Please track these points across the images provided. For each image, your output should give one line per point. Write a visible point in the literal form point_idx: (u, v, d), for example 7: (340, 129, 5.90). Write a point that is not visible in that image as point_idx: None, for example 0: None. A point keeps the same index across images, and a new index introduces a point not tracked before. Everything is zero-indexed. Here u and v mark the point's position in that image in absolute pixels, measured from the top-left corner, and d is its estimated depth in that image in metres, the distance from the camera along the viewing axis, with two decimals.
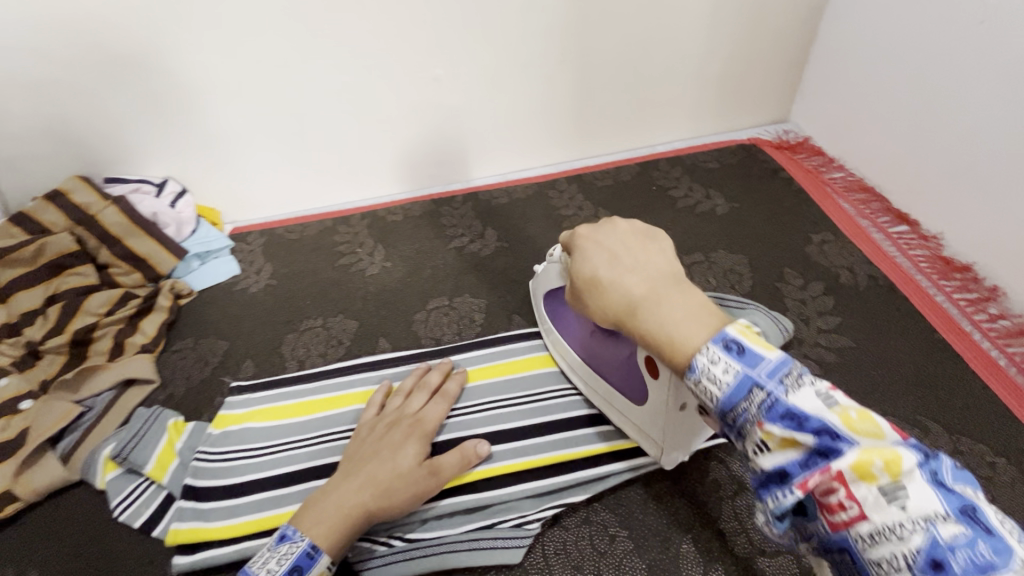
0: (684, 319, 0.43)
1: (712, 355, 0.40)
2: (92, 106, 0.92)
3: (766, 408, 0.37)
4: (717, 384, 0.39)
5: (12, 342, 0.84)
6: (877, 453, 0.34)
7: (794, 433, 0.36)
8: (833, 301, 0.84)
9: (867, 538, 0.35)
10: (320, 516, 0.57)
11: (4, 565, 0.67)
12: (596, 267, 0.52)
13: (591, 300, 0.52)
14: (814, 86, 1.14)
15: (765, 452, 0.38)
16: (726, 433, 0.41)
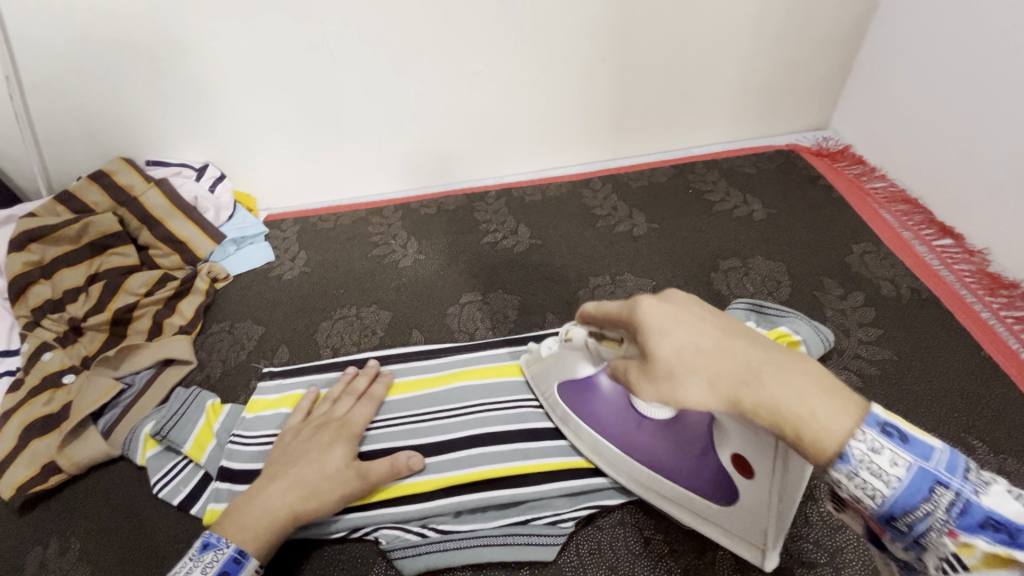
0: (813, 399, 0.35)
1: (871, 444, 0.35)
2: (139, 89, 0.93)
3: (956, 514, 0.34)
4: (891, 484, 0.35)
5: (56, 318, 0.86)
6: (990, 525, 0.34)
7: (1000, 550, 0.33)
8: (874, 313, 0.83)
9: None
10: (249, 522, 0.57)
11: (47, 534, 0.69)
12: (679, 333, 0.40)
13: (692, 385, 0.38)
14: (857, 93, 1.12)
15: (958, 570, 0.35)
16: (890, 533, 0.38)
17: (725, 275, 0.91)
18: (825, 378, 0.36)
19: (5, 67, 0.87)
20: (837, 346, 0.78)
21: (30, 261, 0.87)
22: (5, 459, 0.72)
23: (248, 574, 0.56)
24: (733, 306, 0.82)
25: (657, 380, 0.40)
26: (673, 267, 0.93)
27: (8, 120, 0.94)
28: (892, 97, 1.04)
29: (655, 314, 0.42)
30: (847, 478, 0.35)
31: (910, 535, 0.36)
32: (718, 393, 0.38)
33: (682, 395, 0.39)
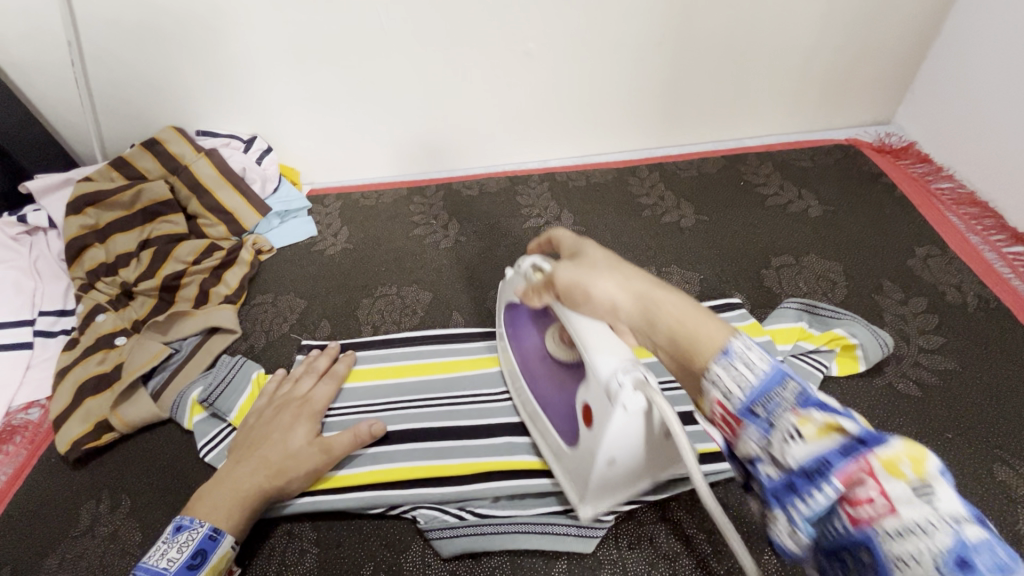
0: (698, 318, 0.40)
1: (745, 342, 0.38)
2: (192, 59, 0.94)
3: (801, 396, 0.34)
4: (753, 369, 0.36)
5: (109, 282, 0.88)
6: (908, 448, 0.30)
7: (836, 417, 0.32)
8: (938, 320, 0.79)
9: (886, 531, 0.28)
10: (224, 504, 0.59)
11: (100, 489, 0.71)
12: (613, 253, 0.49)
13: (610, 274, 0.47)
14: (928, 86, 1.06)
15: (798, 440, 0.33)
16: (743, 435, 0.36)
17: (777, 272, 0.87)
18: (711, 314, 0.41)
19: (66, 32, 0.89)
20: (896, 353, 0.75)
21: (86, 226, 0.89)
22: (61, 415, 0.75)
23: (225, 553, 0.57)
24: (785, 305, 0.79)
25: (583, 265, 0.49)
26: (722, 262, 0.90)
27: (68, 84, 0.96)
28: (968, 92, 0.97)
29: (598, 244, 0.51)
30: (725, 370, 0.37)
31: (763, 419, 0.35)
32: (630, 288, 0.45)
33: (598, 279, 0.46)
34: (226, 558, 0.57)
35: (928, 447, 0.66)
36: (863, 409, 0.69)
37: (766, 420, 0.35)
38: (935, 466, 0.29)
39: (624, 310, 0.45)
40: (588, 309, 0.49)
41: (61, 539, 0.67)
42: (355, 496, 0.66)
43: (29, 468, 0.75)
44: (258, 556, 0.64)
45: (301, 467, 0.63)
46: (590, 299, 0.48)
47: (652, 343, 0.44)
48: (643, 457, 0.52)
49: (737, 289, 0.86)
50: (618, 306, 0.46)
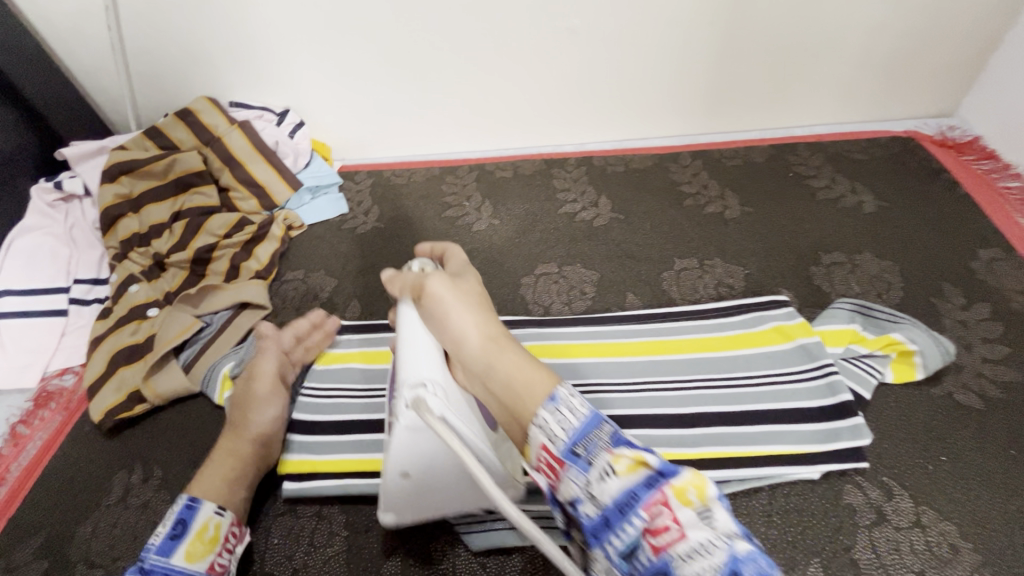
0: (518, 375, 0.48)
1: (570, 390, 0.46)
2: (226, 27, 0.91)
3: (612, 437, 0.43)
4: (573, 414, 0.44)
5: (142, 252, 0.88)
6: (693, 480, 0.38)
7: (640, 453, 0.40)
8: (1002, 329, 0.74)
9: (678, 555, 0.36)
10: (206, 478, 0.61)
11: (132, 459, 0.72)
12: (484, 297, 0.56)
13: (473, 311, 0.52)
14: (1001, 76, 0.98)
15: (612, 476, 0.40)
16: (568, 474, 0.43)
17: (827, 270, 0.83)
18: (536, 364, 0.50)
19: None
20: (956, 361, 0.70)
21: (120, 194, 0.89)
22: (95, 383, 0.75)
23: (207, 519, 0.57)
24: (836, 305, 0.75)
25: (456, 291, 0.53)
26: (768, 257, 0.86)
27: (105, 51, 0.95)
28: None
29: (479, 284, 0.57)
30: (552, 415, 0.45)
31: (582, 459, 0.42)
32: (483, 330, 0.52)
33: (458, 309, 0.52)
34: (212, 523, 0.57)
35: (989, 463, 0.62)
36: (920, 420, 0.65)
37: (584, 460, 0.42)
38: (713, 491, 0.39)
39: (470, 342, 0.51)
40: (435, 325, 0.52)
41: (93, 507, 0.68)
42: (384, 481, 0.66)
43: (63, 434, 0.75)
44: (286, 536, 0.64)
45: (258, 398, 0.66)
46: (447, 321, 0.52)
47: (489, 381, 0.50)
48: (435, 477, 0.53)
49: (784, 286, 0.82)
50: (465, 340, 0.51)
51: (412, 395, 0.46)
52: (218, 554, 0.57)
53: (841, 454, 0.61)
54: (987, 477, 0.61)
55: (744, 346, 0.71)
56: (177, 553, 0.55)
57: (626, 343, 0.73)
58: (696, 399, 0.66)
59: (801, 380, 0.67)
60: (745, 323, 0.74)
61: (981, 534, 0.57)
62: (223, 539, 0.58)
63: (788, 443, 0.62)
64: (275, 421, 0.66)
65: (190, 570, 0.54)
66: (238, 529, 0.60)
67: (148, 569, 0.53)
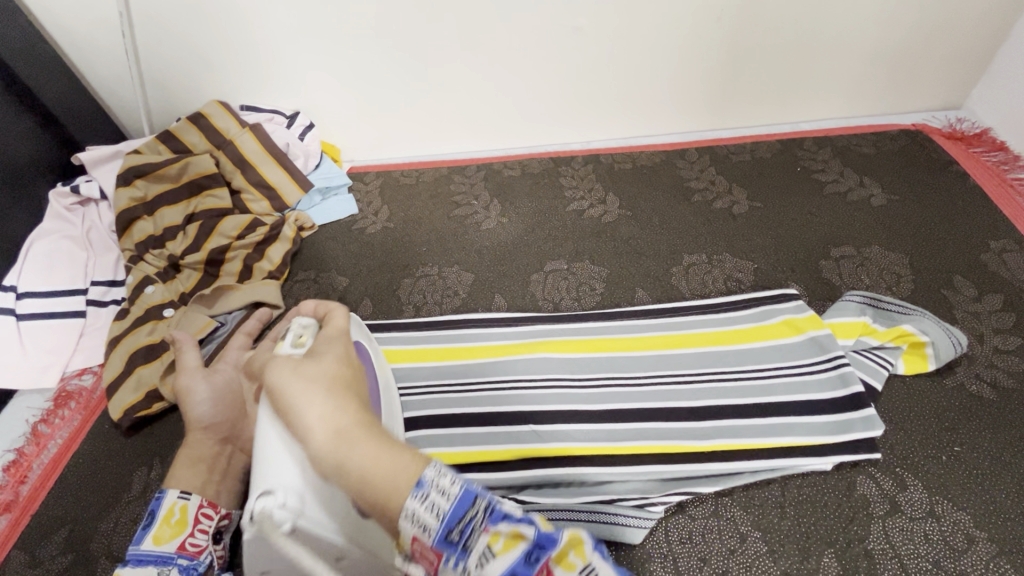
0: (376, 472, 0.37)
1: (439, 467, 0.38)
2: (237, 32, 0.93)
3: (490, 512, 0.37)
4: (446, 496, 0.36)
5: (157, 254, 0.89)
6: (569, 540, 0.37)
7: (517, 524, 0.36)
8: (1014, 319, 0.73)
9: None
10: (181, 473, 0.62)
11: (149, 456, 0.73)
12: (341, 376, 0.45)
13: (321, 401, 0.41)
14: (1009, 68, 0.98)
15: (493, 559, 0.35)
16: (443, 563, 0.36)
17: (836, 263, 0.83)
18: (405, 447, 0.40)
19: (118, 3, 0.88)
20: (968, 353, 0.70)
21: (135, 198, 0.90)
22: (113, 383, 0.76)
23: (173, 502, 0.59)
24: (847, 298, 0.75)
25: (303, 377, 0.43)
26: (778, 250, 0.86)
27: (119, 57, 0.96)
28: None
29: (340, 359, 0.47)
30: (422, 506, 0.36)
31: (459, 544, 0.36)
32: (334, 417, 0.40)
33: (304, 403, 0.41)
34: (177, 507, 0.59)
35: (1004, 454, 0.62)
36: (933, 411, 0.65)
37: (461, 543, 0.35)
38: (589, 544, 0.38)
39: (314, 441, 0.40)
40: (286, 421, 0.43)
41: (113, 504, 0.69)
42: None
43: (82, 434, 0.77)
44: None
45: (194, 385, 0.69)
46: (293, 412, 0.42)
47: (341, 482, 0.39)
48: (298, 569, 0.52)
49: (793, 280, 0.82)
50: (311, 436, 0.40)
51: (257, 506, 0.46)
52: (190, 535, 0.59)
53: (854, 444, 0.62)
54: (1002, 468, 0.61)
55: (754, 339, 0.72)
56: (149, 539, 0.57)
57: (636, 337, 0.74)
58: (706, 391, 0.67)
59: (812, 372, 0.67)
60: (754, 317, 0.74)
61: (996, 524, 0.57)
62: (193, 520, 0.59)
63: (801, 434, 0.63)
64: (223, 404, 0.68)
65: (161, 552, 0.56)
66: (228, 510, 0.63)
67: (126, 560, 0.55)
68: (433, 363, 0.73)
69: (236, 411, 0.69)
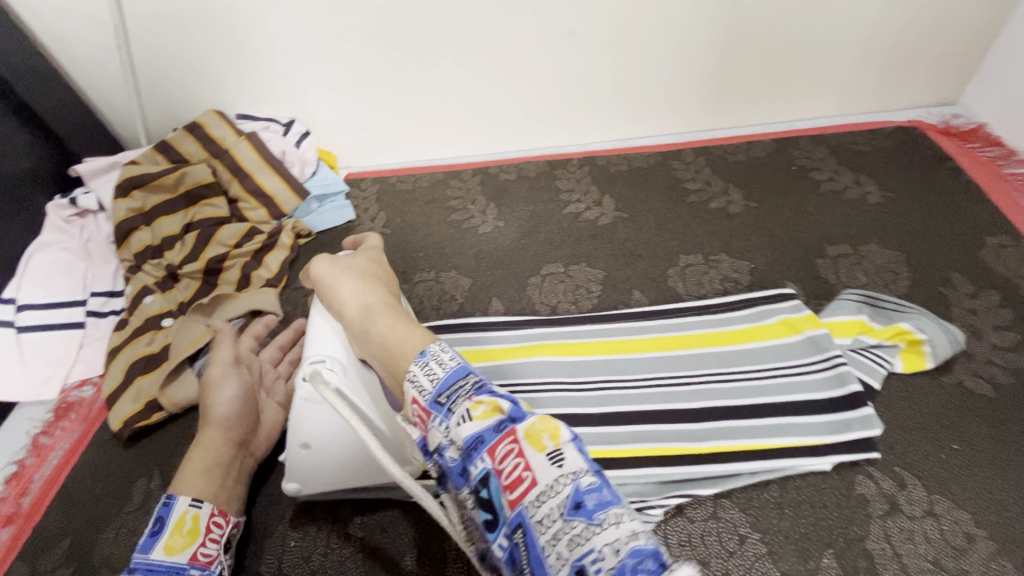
0: (389, 334, 0.51)
1: (443, 347, 0.46)
2: (233, 42, 0.93)
3: (475, 387, 0.41)
4: (441, 366, 0.44)
5: (155, 264, 0.90)
6: (543, 424, 0.37)
7: (496, 399, 0.39)
8: (1012, 315, 0.73)
9: (530, 502, 0.35)
10: (192, 477, 0.61)
11: (150, 466, 0.73)
12: (376, 271, 0.61)
13: (357, 285, 0.58)
14: (1003, 63, 0.98)
15: (466, 421, 0.39)
16: (434, 424, 0.42)
17: (833, 262, 0.83)
18: (415, 322, 0.53)
19: (113, 15, 0.89)
20: (966, 349, 0.70)
21: (133, 209, 0.90)
22: (113, 395, 0.77)
23: (186, 510, 0.58)
24: (844, 296, 0.75)
25: (342, 268, 0.60)
26: (774, 250, 0.86)
27: (115, 68, 0.97)
28: None
29: (377, 262, 0.63)
30: (420, 369, 0.44)
31: (444, 407, 0.41)
32: (362, 297, 0.56)
33: (343, 283, 0.58)
34: (188, 516, 0.58)
35: (1003, 451, 0.62)
36: (931, 409, 0.65)
37: (446, 408, 0.41)
38: (566, 433, 0.37)
39: (348, 309, 0.56)
40: (327, 301, 0.59)
41: (115, 514, 0.69)
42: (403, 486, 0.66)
43: (83, 444, 0.77)
44: (303, 538, 0.65)
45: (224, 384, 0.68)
46: (330, 299, 0.58)
47: (363, 345, 0.54)
48: (335, 454, 0.61)
49: (790, 279, 0.82)
50: (347, 307, 0.56)
51: (310, 368, 0.54)
52: (202, 545, 0.57)
53: (853, 444, 0.61)
54: (1001, 465, 0.61)
55: (752, 339, 0.72)
56: (159, 547, 0.55)
57: (633, 340, 0.74)
58: (704, 393, 0.67)
59: (810, 372, 0.67)
60: (751, 317, 0.74)
61: (996, 521, 0.57)
62: (205, 529, 0.58)
63: (799, 434, 0.63)
64: (246, 407, 0.68)
65: (172, 563, 0.54)
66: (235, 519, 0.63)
67: (131, 568, 0.53)
68: None
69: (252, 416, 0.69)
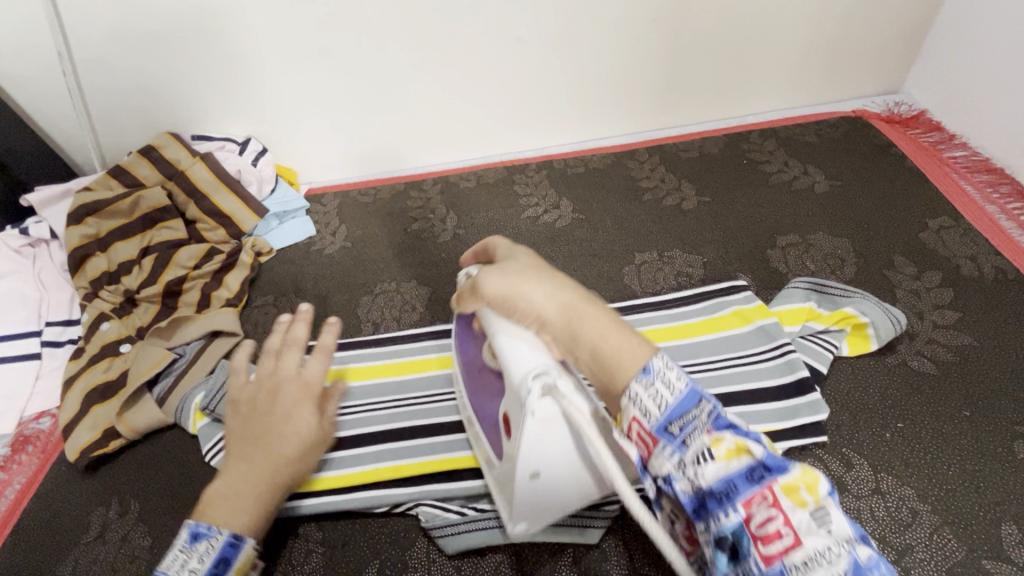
0: (616, 340, 0.42)
1: (665, 361, 0.41)
2: (181, 63, 0.93)
3: (714, 418, 0.38)
4: (670, 390, 0.40)
5: (112, 290, 0.88)
6: (803, 477, 0.36)
7: (746, 440, 0.37)
8: (953, 294, 0.76)
9: (795, 564, 0.33)
10: (248, 511, 0.52)
11: (109, 495, 0.72)
12: (544, 262, 0.50)
13: (543, 285, 0.46)
14: (939, 50, 1.02)
15: (710, 461, 0.37)
16: (662, 454, 0.39)
17: (782, 251, 0.85)
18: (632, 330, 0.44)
19: (58, 42, 0.89)
20: (909, 330, 0.72)
21: (87, 235, 0.90)
22: (70, 423, 0.76)
23: (249, 559, 0.51)
24: (793, 284, 0.77)
25: (508, 275, 0.48)
26: (726, 243, 0.88)
27: (62, 95, 0.96)
28: (980, 53, 0.93)
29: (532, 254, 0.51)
30: (644, 388, 0.40)
31: (678, 439, 0.38)
32: (558, 299, 0.45)
33: (528, 288, 0.46)
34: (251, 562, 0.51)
35: (944, 426, 0.64)
36: (877, 390, 0.67)
37: (682, 440, 0.38)
38: (824, 488, 0.36)
39: (549, 319, 0.45)
40: (511, 317, 0.48)
41: (74, 545, 0.68)
42: (361, 496, 0.66)
43: (41, 477, 0.76)
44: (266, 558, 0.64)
45: (292, 408, 0.55)
46: (518, 310, 0.47)
47: (573, 353, 0.45)
48: (566, 475, 0.51)
49: (742, 271, 0.84)
50: (545, 315, 0.46)
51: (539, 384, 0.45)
52: None
53: (801, 429, 0.63)
54: (943, 439, 0.63)
55: (705, 332, 0.73)
56: None
57: None
58: None
59: (759, 361, 0.69)
60: (705, 310, 0.76)
61: (938, 495, 0.59)
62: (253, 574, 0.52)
63: (750, 423, 0.64)
64: (316, 446, 0.56)
65: None
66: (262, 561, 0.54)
67: None
68: (381, 380, 0.77)
69: (314, 453, 0.56)
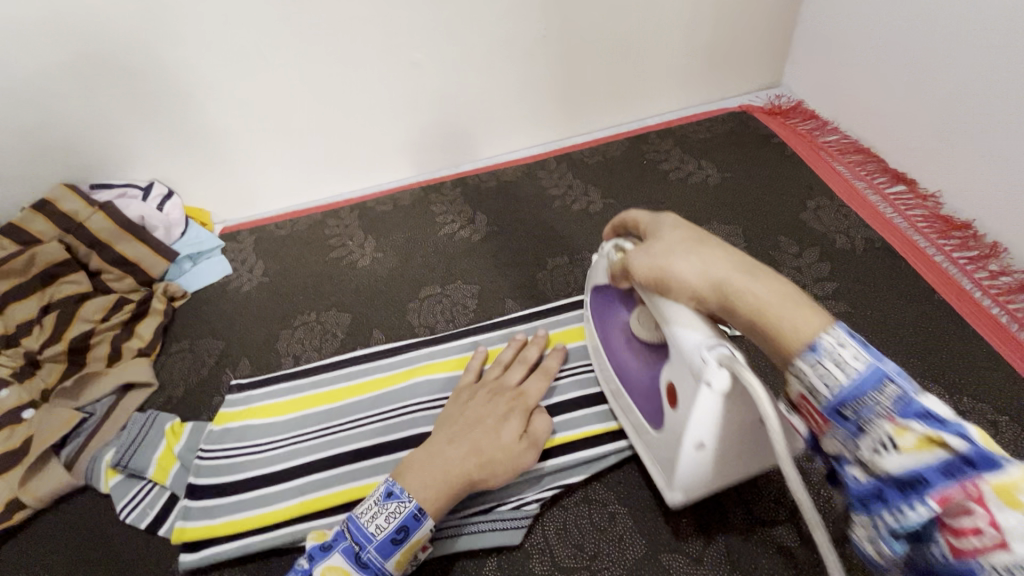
0: (779, 306, 0.42)
1: (839, 339, 0.38)
2: (71, 113, 0.91)
3: (899, 403, 0.35)
4: (847, 370, 0.37)
5: (11, 353, 0.84)
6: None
7: (936, 430, 0.33)
8: (830, 267, 0.84)
9: (992, 566, 0.29)
10: (423, 484, 0.57)
11: (18, 571, 0.69)
12: (694, 232, 0.49)
13: (693, 256, 0.46)
14: (805, 47, 1.11)
15: (891, 450, 0.34)
16: (834, 431, 0.39)
17: None
18: (800, 296, 0.42)
19: None
20: None
21: None
22: None
23: (424, 534, 0.56)
24: None
25: (657, 254, 0.48)
26: None
27: None
28: (836, 47, 1.03)
29: (682, 223, 0.51)
30: (811, 369, 0.39)
31: (851, 422, 0.37)
32: (708, 272, 0.45)
33: (680, 264, 0.46)
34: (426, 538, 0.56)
35: None
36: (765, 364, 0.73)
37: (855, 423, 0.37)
38: None
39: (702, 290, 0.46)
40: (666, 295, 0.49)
41: None
42: (285, 530, 0.66)
43: None
44: None
45: (504, 416, 0.63)
46: (671, 290, 0.48)
47: (733, 323, 0.45)
48: (735, 442, 0.52)
49: None
50: (699, 289, 0.46)
51: (714, 355, 0.45)
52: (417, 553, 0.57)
53: None
54: None
55: None
56: (393, 558, 0.54)
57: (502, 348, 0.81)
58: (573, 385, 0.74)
59: None
60: None
61: None
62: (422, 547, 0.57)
63: None
64: (502, 470, 0.59)
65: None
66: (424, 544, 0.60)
67: (365, 564, 0.52)
68: (313, 410, 0.77)
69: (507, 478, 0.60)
